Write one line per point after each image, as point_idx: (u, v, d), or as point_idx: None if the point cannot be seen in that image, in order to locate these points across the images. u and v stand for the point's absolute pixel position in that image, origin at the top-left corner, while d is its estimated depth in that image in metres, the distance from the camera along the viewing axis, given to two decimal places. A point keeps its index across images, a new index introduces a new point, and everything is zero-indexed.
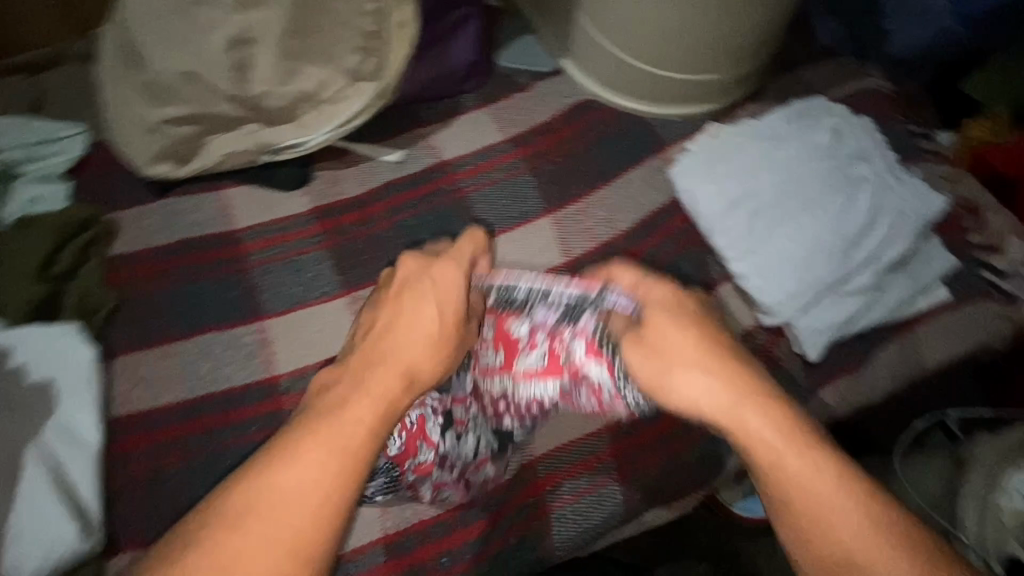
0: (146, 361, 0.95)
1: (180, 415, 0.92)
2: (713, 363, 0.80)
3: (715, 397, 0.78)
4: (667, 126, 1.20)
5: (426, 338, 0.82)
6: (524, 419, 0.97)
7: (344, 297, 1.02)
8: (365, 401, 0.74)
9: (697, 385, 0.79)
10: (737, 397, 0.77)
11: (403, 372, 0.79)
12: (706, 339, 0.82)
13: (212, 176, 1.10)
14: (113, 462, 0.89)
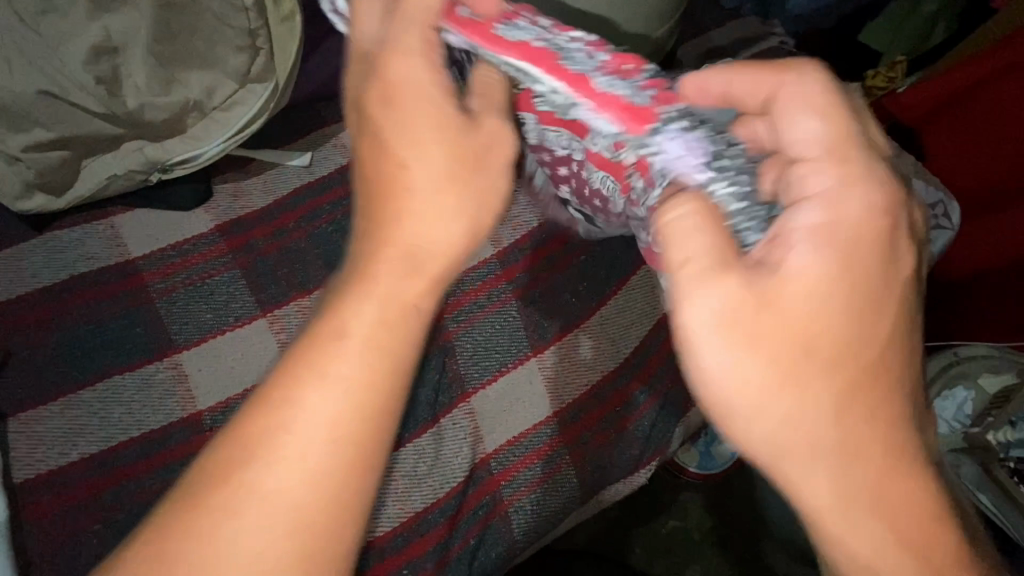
0: (46, 417, 0.85)
1: (95, 470, 0.83)
2: (803, 374, 0.52)
3: (814, 413, 0.53)
4: None
5: (439, 197, 0.59)
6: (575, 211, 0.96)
7: (264, 318, 0.95)
8: (369, 354, 0.56)
9: (790, 395, 0.53)
10: (834, 408, 0.53)
11: (408, 294, 0.58)
12: (823, 283, 0.52)
13: (97, 205, 1.00)
14: (23, 532, 0.79)
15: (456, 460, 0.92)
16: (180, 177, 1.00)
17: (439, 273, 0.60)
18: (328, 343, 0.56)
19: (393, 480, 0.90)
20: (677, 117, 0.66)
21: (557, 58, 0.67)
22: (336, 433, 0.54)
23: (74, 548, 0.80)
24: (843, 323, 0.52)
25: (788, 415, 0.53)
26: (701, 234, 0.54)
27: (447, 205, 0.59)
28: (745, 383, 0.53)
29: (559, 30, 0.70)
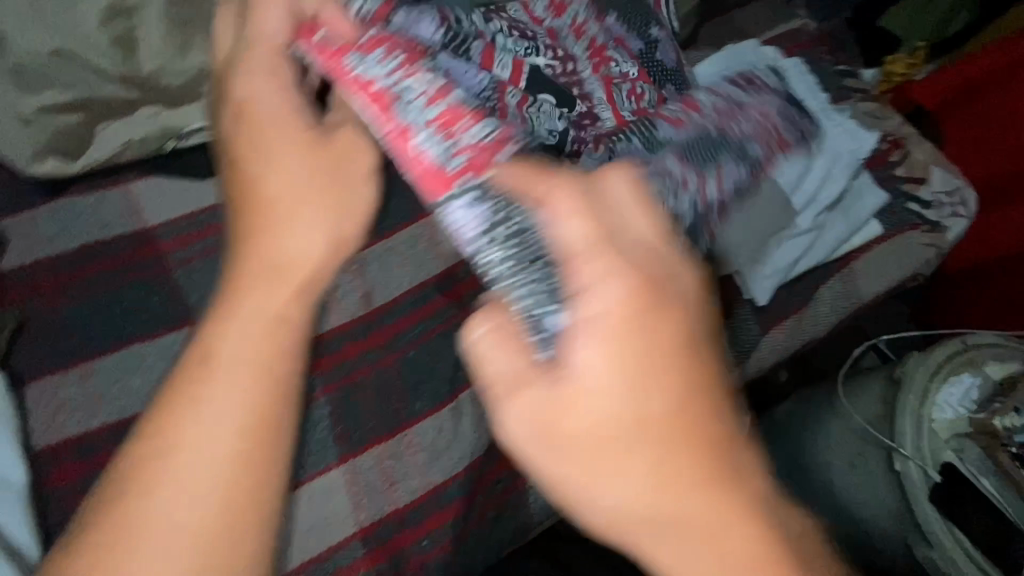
0: (66, 384, 0.84)
1: (115, 438, 0.82)
2: (619, 450, 0.46)
3: (648, 492, 0.46)
4: None
5: (285, 215, 0.61)
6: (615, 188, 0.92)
7: None
8: (252, 367, 0.56)
9: (606, 482, 0.47)
10: (655, 471, 0.46)
11: (280, 307, 0.59)
12: (614, 381, 0.46)
13: (108, 171, 0.97)
14: (45, 496, 0.79)
15: (473, 434, 0.93)
16: (195, 146, 0.99)
17: (308, 282, 0.61)
18: (206, 359, 0.56)
19: (411, 454, 0.91)
20: (471, 199, 0.53)
21: (388, 107, 0.56)
22: (230, 448, 0.53)
23: None
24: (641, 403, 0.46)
25: (616, 501, 0.47)
26: (511, 346, 0.48)
27: (298, 220, 0.61)
28: (565, 476, 0.47)
29: (406, 67, 0.58)
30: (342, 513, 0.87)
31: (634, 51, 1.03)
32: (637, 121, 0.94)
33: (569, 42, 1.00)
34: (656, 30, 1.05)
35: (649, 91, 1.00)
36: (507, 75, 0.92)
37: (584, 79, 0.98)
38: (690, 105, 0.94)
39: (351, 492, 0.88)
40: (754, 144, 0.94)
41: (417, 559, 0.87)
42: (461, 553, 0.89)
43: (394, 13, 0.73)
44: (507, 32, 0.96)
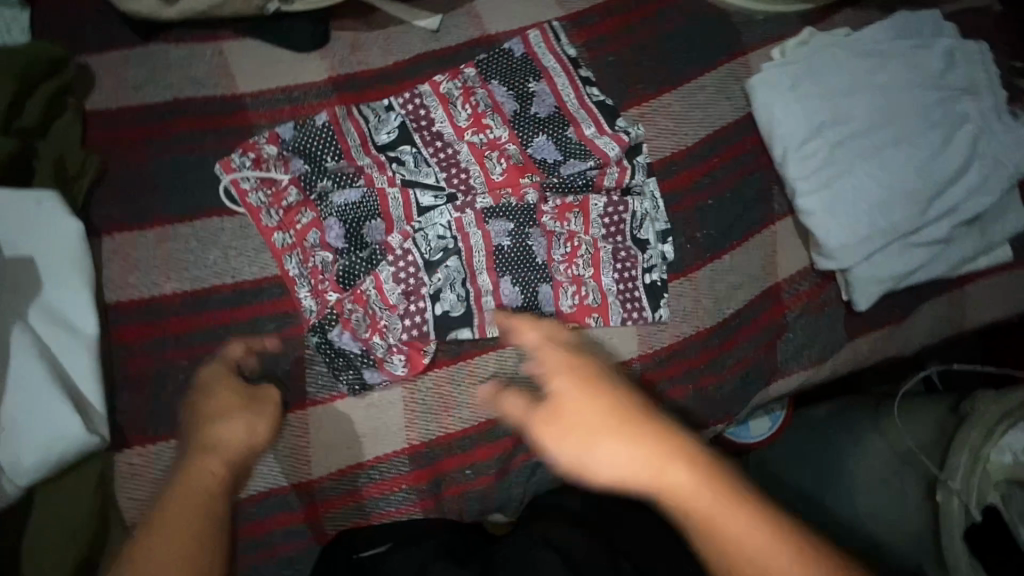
0: (140, 243, 0.81)
1: (185, 308, 0.81)
2: (603, 415, 0.60)
3: (628, 451, 0.58)
4: (749, 25, 1.05)
5: (220, 418, 0.67)
6: (576, 260, 0.92)
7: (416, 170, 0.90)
8: (201, 493, 0.59)
9: (595, 459, 0.59)
10: (638, 443, 0.58)
11: (205, 468, 0.61)
12: (564, 363, 0.65)
13: (207, 23, 0.90)
14: (111, 353, 0.78)
15: None
16: (301, 11, 0.90)
17: (236, 463, 0.64)
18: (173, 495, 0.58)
19: (471, 385, 0.87)
20: (336, 325, 0.83)
21: (279, 258, 0.84)
22: (175, 549, 0.54)
23: (158, 378, 0.79)
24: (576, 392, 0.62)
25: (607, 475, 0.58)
26: None
27: (230, 417, 0.67)
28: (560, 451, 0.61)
29: (281, 225, 0.84)
30: (394, 428, 0.85)
31: (519, 152, 0.93)
32: (510, 251, 0.90)
33: (430, 141, 0.91)
34: (535, 105, 0.94)
35: (547, 203, 0.92)
36: (390, 180, 0.87)
37: (477, 191, 0.90)
38: (572, 240, 0.92)
39: (405, 409, 0.85)
40: (596, 279, 0.92)
41: (460, 487, 0.86)
42: (498, 490, 0.88)
43: (252, 153, 0.85)
44: (381, 126, 0.90)
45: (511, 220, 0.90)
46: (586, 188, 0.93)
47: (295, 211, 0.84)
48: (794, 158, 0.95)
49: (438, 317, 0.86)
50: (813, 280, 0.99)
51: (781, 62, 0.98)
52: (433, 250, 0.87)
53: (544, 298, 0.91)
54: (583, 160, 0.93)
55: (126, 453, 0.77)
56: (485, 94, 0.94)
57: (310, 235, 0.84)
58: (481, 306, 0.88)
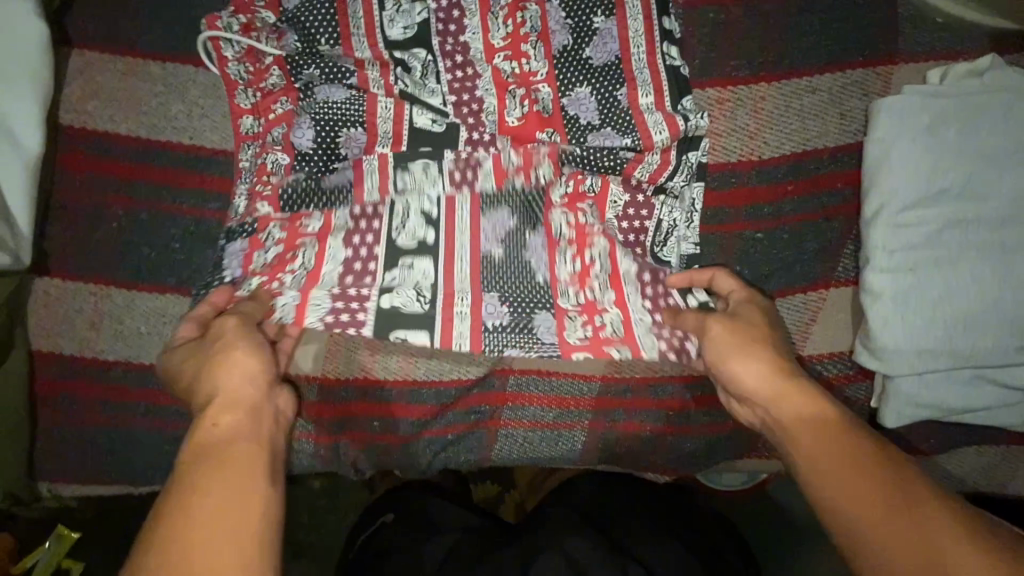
0: (109, 71, 0.74)
1: (136, 154, 0.75)
2: (753, 339, 0.66)
3: (760, 384, 0.62)
4: (915, 26, 0.77)
5: (219, 358, 0.60)
6: (584, 287, 0.74)
7: (423, 79, 0.75)
8: (224, 442, 0.53)
9: (729, 365, 0.65)
10: (770, 376, 0.62)
11: (219, 419, 0.55)
12: (745, 294, 0.73)
13: None
14: (53, 175, 0.74)
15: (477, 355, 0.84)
16: None
17: (261, 405, 0.58)
18: (199, 449, 0.53)
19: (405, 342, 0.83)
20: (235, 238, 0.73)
21: (242, 140, 0.75)
22: (234, 471, 0.51)
23: (93, 218, 0.75)
24: (751, 320, 0.68)
25: (745, 382, 0.63)
26: None
27: (226, 361, 0.60)
28: (709, 341, 0.68)
29: (258, 102, 0.74)
30: (309, 359, 0.82)
31: (551, 100, 0.76)
32: (500, 264, 0.74)
33: (447, 54, 0.75)
34: (592, 47, 0.75)
35: (558, 187, 0.76)
36: (386, 87, 0.74)
37: (484, 132, 0.75)
38: (583, 249, 0.75)
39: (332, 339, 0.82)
40: (619, 307, 0.74)
41: (365, 435, 0.84)
42: (402, 451, 0.85)
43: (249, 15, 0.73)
44: (396, 17, 0.74)
45: (516, 219, 0.76)
46: (615, 171, 0.75)
47: (272, 99, 0.74)
48: (888, 223, 0.72)
49: (380, 306, 0.70)
50: (845, 367, 0.81)
51: (932, 90, 0.72)
52: (406, 237, 0.74)
53: (541, 326, 0.73)
54: (621, 133, 0.75)
55: (45, 279, 0.75)
56: (537, 12, 0.75)
57: (277, 129, 0.74)
58: (449, 313, 0.72)
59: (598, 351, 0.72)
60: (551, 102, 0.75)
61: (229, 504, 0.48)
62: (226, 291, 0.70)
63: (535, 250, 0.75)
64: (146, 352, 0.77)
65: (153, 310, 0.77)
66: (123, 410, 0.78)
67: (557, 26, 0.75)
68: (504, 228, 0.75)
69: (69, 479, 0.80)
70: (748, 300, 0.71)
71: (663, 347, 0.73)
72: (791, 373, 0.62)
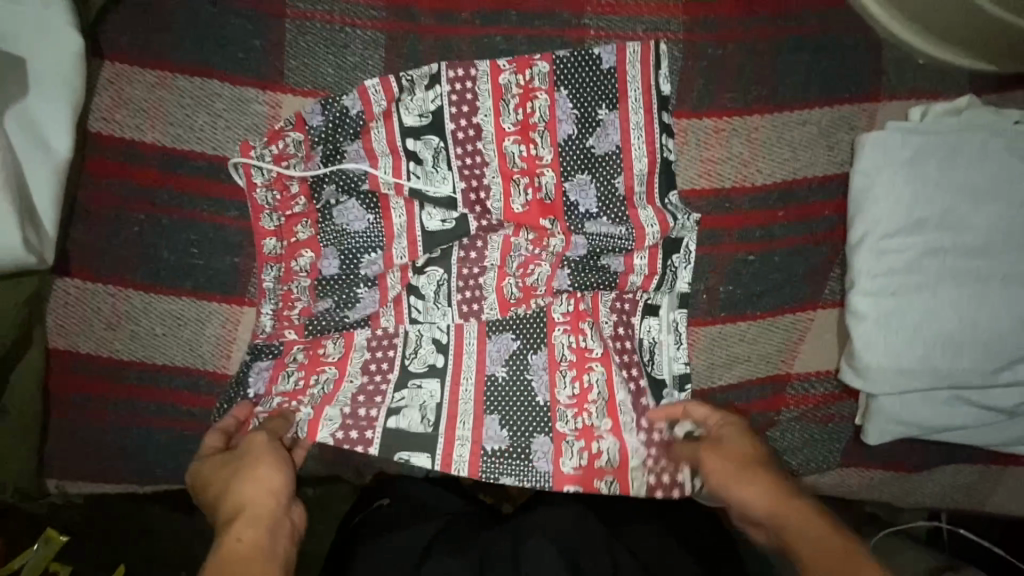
0: (138, 82, 0.78)
1: (160, 162, 0.78)
2: (750, 463, 0.67)
3: (760, 504, 0.62)
4: (899, 65, 0.83)
5: (247, 474, 0.64)
6: (581, 412, 0.80)
7: (438, 111, 0.81)
8: (239, 558, 0.54)
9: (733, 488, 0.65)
10: (772, 496, 0.62)
11: (241, 534, 0.56)
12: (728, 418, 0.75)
13: None
14: (79, 179, 0.77)
15: None
16: None
17: (277, 518, 0.59)
18: (218, 564, 0.53)
19: None
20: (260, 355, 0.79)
21: (263, 255, 0.79)
22: None
23: (115, 221, 0.78)
24: (747, 443, 0.70)
25: (748, 508, 0.63)
26: None
27: (252, 476, 0.63)
28: (707, 476, 0.69)
29: (281, 207, 0.79)
30: None
31: (553, 186, 0.81)
32: (504, 386, 0.80)
33: (460, 140, 0.81)
34: (595, 137, 0.81)
35: (559, 304, 0.82)
36: (398, 180, 0.80)
37: (491, 219, 0.81)
38: (582, 373, 0.80)
39: None
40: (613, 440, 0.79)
41: None
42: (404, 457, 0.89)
43: (281, 141, 0.79)
44: (411, 103, 0.81)
45: (520, 343, 0.81)
46: (606, 286, 0.82)
47: (286, 152, 0.79)
48: (873, 248, 0.76)
49: (387, 426, 0.76)
50: (831, 387, 0.85)
51: (914, 126, 0.77)
52: (418, 361, 0.80)
53: (538, 451, 0.78)
54: (615, 223, 0.81)
55: (65, 278, 0.78)
56: (545, 101, 0.81)
57: (294, 154, 0.79)
58: (450, 440, 0.77)
59: (588, 485, 0.78)
60: (554, 152, 0.81)
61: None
62: (245, 407, 0.76)
63: (536, 378, 0.80)
64: (161, 353, 0.80)
65: (170, 313, 0.80)
66: (135, 409, 0.81)
67: (566, 70, 0.81)
68: (503, 354, 0.81)
69: (78, 474, 0.82)
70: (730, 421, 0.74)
71: (650, 482, 0.80)
72: (792, 491, 0.63)
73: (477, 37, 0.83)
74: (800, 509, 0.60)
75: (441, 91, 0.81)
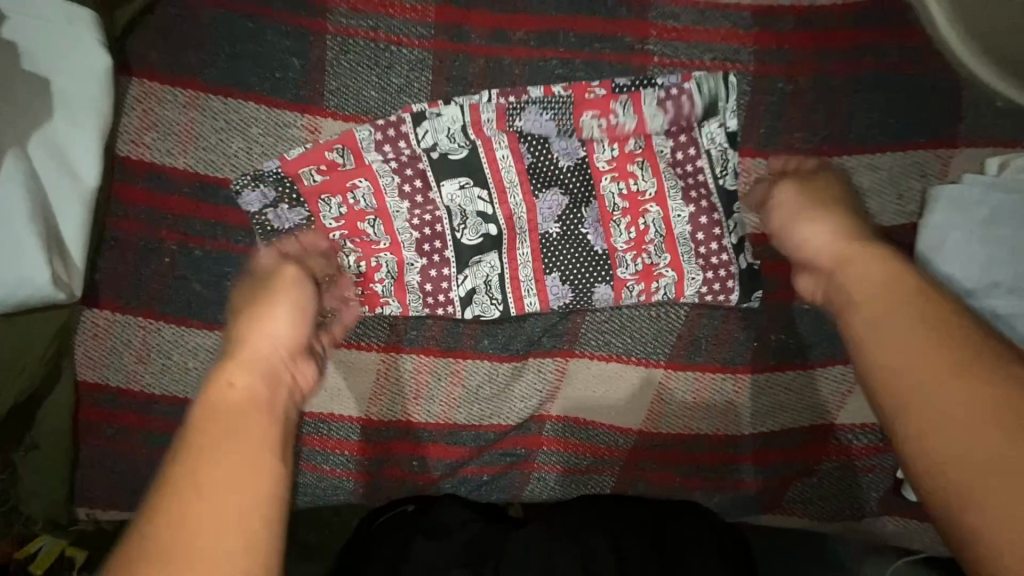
0: (170, 102, 0.73)
1: (192, 190, 0.74)
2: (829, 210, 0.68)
3: (828, 244, 0.64)
4: (977, 109, 0.78)
5: (254, 324, 0.59)
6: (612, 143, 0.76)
7: (485, 143, 0.76)
8: (236, 407, 0.49)
9: (798, 224, 0.69)
10: (844, 249, 0.62)
11: (233, 378, 0.52)
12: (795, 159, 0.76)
13: None
14: (108, 206, 0.73)
15: (519, 403, 0.85)
16: None
17: (277, 371, 0.56)
18: (209, 408, 0.49)
19: (451, 383, 0.84)
20: (251, 186, 0.73)
21: None
22: (238, 438, 0.47)
23: (144, 251, 0.74)
24: (817, 196, 0.70)
25: (811, 240, 0.67)
26: None
27: (263, 319, 0.59)
28: (779, 205, 0.73)
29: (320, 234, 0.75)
30: (356, 398, 0.84)
31: (597, 222, 0.77)
32: (558, 241, 0.77)
33: (506, 169, 0.77)
34: (649, 173, 0.76)
35: (615, 192, 0.77)
36: (435, 210, 0.76)
37: (529, 251, 0.78)
38: (627, 159, 0.76)
39: (378, 378, 0.84)
40: (674, 269, 0.78)
41: (402, 473, 0.86)
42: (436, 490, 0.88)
43: (322, 164, 0.74)
44: (455, 130, 0.76)
45: (564, 193, 0.77)
46: (603, 279, 0.78)
47: (347, 176, 0.74)
48: None
49: (432, 159, 0.76)
50: (874, 438, 0.86)
51: (993, 181, 0.73)
52: (471, 234, 0.77)
53: (558, 149, 0.77)
54: (659, 257, 0.77)
55: (94, 308, 0.75)
56: (597, 120, 0.76)
57: (357, 183, 0.74)
58: (493, 157, 0.76)
59: (623, 170, 0.76)
60: (607, 193, 0.77)
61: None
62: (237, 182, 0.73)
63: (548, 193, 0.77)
64: (192, 387, 0.77)
65: (201, 346, 0.76)
66: (165, 443, 0.78)
67: (623, 97, 0.76)
68: (548, 207, 0.77)
69: (107, 503, 0.80)
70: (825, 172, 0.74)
71: (672, 145, 0.76)
72: (866, 236, 0.63)
73: (532, 59, 0.78)
74: (868, 252, 0.60)
75: (487, 120, 0.76)
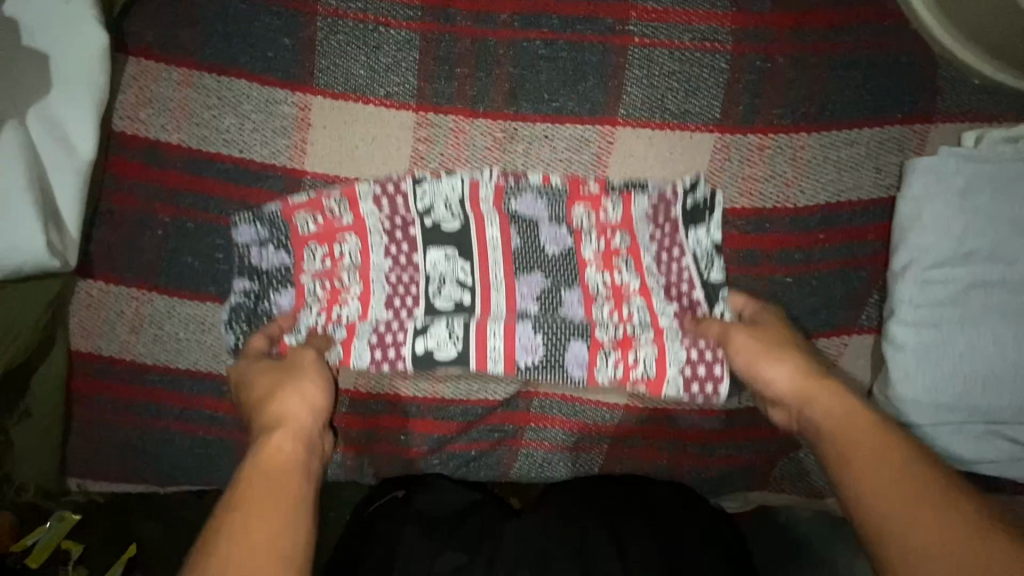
0: (164, 79, 0.76)
1: (185, 164, 0.76)
2: (774, 340, 0.69)
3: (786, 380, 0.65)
4: (952, 85, 0.80)
5: (292, 402, 0.61)
6: (603, 235, 0.80)
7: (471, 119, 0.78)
8: (280, 467, 0.54)
9: (765, 364, 0.67)
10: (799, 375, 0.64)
11: (282, 443, 0.56)
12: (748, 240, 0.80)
13: None
14: (105, 179, 0.76)
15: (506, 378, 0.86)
16: None
17: (313, 442, 0.59)
18: (258, 465, 0.54)
19: None
20: (249, 222, 0.77)
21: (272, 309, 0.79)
22: (281, 495, 0.51)
23: (139, 222, 0.76)
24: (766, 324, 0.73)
25: (775, 383, 0.66)
26: None
27: (302, 391, 0.63)
28: (734, 351, 0.70)
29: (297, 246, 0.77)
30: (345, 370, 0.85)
31: (581, 314, 0.77)
32: (537, 319, 0.77)
33: (493, 250, 0.78)
34: (635, 263, 0.79)
35: (597, 279, 0.78)
36: (413, 260, 0.77)
37: (497, 317, 0.76)
38: (609, 238, 0.80)
39: None
40: (654, 346, 0.76)
41: (391, 449, 0.87)
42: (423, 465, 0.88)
43: (317, 212, 0.77)
44: (453, 202, 0.79)
45: (547, 276, 0.78)
46: (578, 343, 0.76)
47: (338, 230, 0.77)
48: (914, 277, 0.73)
49: (423, 225, 0.78)
50: None
51: (970, 152, 0.74)
52: (442, 297, 0.77)
53: (548, 240, 0.79)
54: (641, 334, 0.76)
55: (89, 279, 0.77)
56: (586, 213, 0.80)
57: (345, 238, 0.77)
58: (476, 202, 0.79)
59: (608, 262, 0.79)
60: (592, 277, 0.79)
61: (278, 519, 0.49)
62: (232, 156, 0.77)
63: (530, 277, 0.78)
64: (183, 358, 0.79)
65: (192, 317, 0.78)
66: (155, 414, 0.79)
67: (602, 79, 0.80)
68: (530, 289, 0.78)
69: (99, 474, 0.81)
70: (762, 309, 0.76)
71: (656, 232, 0.80)
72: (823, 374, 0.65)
73: (516, 41, 0.80)
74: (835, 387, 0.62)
75: (484, 198, 0.79)
